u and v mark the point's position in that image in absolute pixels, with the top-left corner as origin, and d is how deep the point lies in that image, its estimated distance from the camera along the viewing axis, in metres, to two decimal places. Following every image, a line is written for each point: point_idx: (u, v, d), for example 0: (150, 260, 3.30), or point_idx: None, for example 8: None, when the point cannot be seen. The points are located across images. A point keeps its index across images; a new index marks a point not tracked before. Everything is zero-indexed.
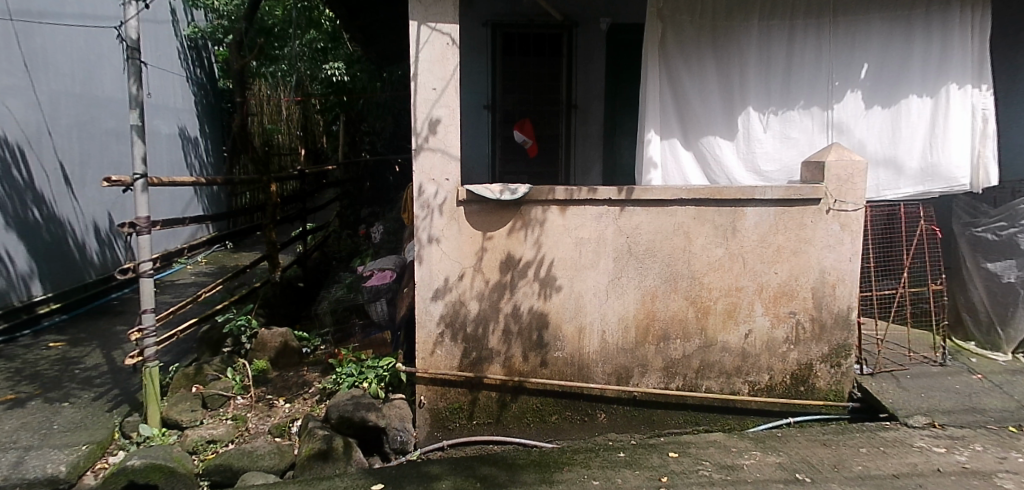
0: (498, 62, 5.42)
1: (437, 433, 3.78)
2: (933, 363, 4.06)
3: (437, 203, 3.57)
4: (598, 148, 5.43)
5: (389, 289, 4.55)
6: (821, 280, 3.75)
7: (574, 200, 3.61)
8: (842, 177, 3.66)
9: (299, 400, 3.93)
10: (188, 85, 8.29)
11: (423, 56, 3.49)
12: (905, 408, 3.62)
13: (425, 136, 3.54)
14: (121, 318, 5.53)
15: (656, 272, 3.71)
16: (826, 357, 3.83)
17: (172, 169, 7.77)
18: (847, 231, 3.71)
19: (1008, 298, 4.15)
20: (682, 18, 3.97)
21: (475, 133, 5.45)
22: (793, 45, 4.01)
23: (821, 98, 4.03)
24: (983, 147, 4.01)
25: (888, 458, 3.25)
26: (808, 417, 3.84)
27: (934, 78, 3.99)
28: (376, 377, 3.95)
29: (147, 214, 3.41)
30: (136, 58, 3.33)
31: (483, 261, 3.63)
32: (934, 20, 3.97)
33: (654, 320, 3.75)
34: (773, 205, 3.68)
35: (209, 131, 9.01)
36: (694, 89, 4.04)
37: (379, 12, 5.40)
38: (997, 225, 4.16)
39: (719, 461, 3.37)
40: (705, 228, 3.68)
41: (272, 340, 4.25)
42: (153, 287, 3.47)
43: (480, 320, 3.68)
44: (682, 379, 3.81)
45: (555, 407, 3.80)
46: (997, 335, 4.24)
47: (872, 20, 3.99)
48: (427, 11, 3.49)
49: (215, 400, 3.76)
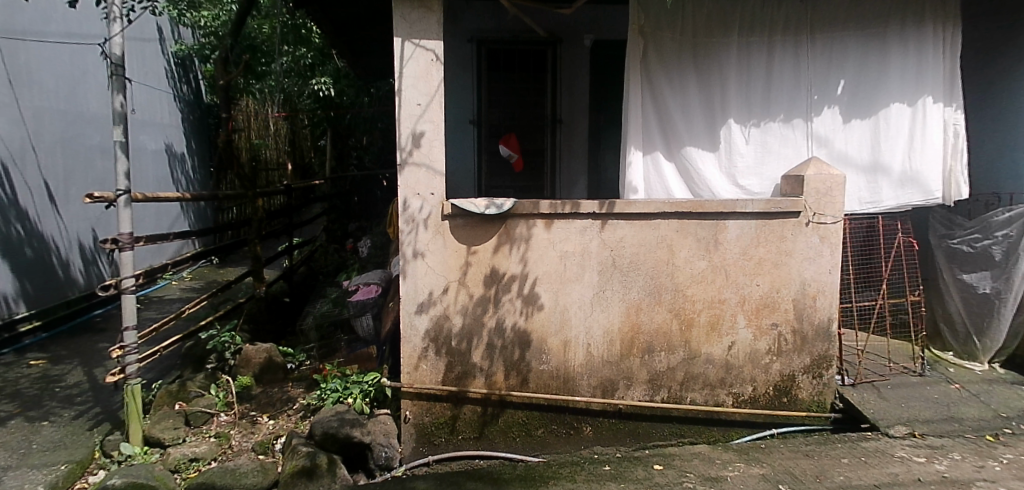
0: (484, 78, 5.45)
1: (422, 448, 3.77)
2: (913, 374, 4.12)
3: (422, 217, 3.59)
4: (583, 163, 5.54)
5: (375, 303, 4.52)
6: (802, 292, 3.80)
7: (560, 214, 3.64)
8: (820, 191, 3.72)
9: (282, 417, 3.93)
10: (175, 102, 8.29)
11: (406, 72, 3.54)
12: (885, 418, 3.68)
13: (408, 151, 3.57)
14: (103, 335, 5.47)
15: (640, 285, 3.74)
16: (808, 369, 3.87)
17: (157, 185, 7.73)
18: (826, 243, 3.77)
19: (985, 310, 4.21)
20: (663, 35, 4.02)
21: (461, 148, 5.49)
22: (771, 61, 4.09)
23: (800, 112, 4.11)
24: (954, 163, 4.12)
25: (869, 468, 3.29)
26: (791, 428, 3.87)
27: (909, 92, 4.08)
28: (361, 392, 3.93)
29: (130, 230, 3.40)
30: (120, 74, 3.34)
31: (468, 275, 3.65)
32: (909, 35, 4.06)
33: (639, 333, 3.78)
34: (754, 218, 3.73)
35: (196, 148, 8.97)
36: (676, 105, 4.08)
37: (366, 28, 5.45)
38: (971, 237, 4.22)
39: (703, 473, 3.39)
40: (688, 240, 3.73)
41: (256, 356, 4.24)
42: (136, 304, 3.46)
43: (464, 334, 3.69)
44: (666, 391, 3.84)
45: (541, 421, 3.80)
46: (974, 345, 4.31)
47: (849, 36, 4.08)
48: (411, 28, 3.52)
49: (198, 417, 3.72)
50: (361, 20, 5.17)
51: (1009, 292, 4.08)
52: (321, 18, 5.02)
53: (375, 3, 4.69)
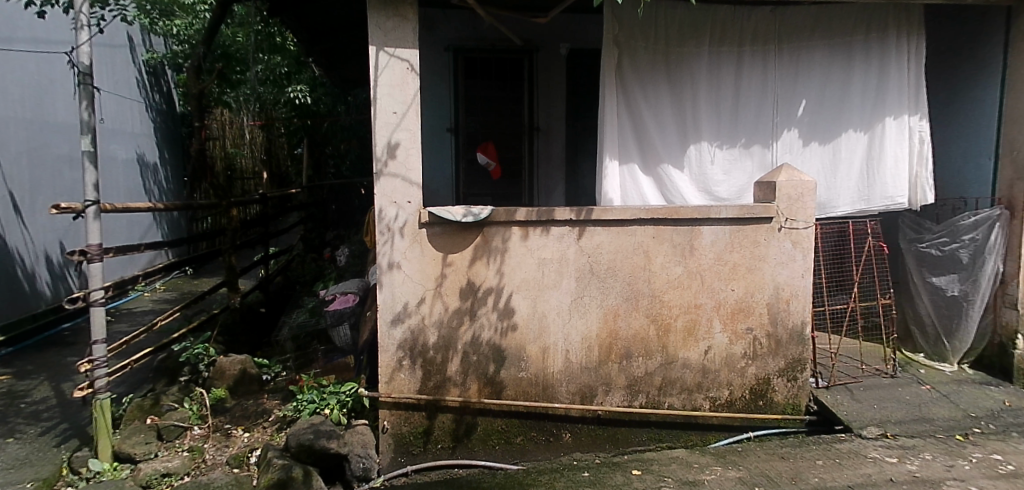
0: (460, 86, 5.42)
1: (400, 458, 3.73)
2: (884, 375, 4.21)
3: (398, 226, 3.57)
4: (561, 170, 5.59)
5: (352, 312, 4.50)
6: (776, 296, 3.86)
7: (537, 222, 3.65)
8: (792, 197, 3.78)
9: (257, 429, 3.86)
10: (147, 111, 8.16)
11: (381, 80, 3.52)
12: (859, 419, 3.75)
13: (384, 161, 3.55)
14: (71, 349, 5.34)
15: (617, 290, 3.76)
16: (783, 372, 3.92)
17: (129, 195, 7.59)
18: (798, 248, 3.84)
19: (953, 312, 4.29)
20: (637, 44, 4.04)
21: (438, 156, 5.47)
22: (740, 71, 4.17)
23: (767, 121, 4.20)
24: (919, 170, 4.19)
25: (843, 469, 3.34)
26: (768, 431, 3.91)
27: (873, 101, 4.18)
28: (338, 402, 3.87)
29: (99, 241, 3.34)
30: (88, 83, 3.28)
31: (445, 285, 3.63)
32: (873, 47, 4.16)
33: (616, 339, 3.80)
34: (728, 224, 3.79)
35: (168, 158, 8.83)
36: (650, 113, 4.10)
37: (342, 37, 5.43)
38: (940, 241, 4.29)
39: (682, 477, 3.41)
40: (664, 246, 3.76)
41: (230, 368, 4.17)
42: (105, 317, 3.38)
43: (442, 343, 3.67)
44: (645, 396, 3.85)
45: (519, 428, 3.80)
46: (944, 346, 4.41)
47: (815, 48, 4.17)
48: (386, 37, 3.51)
49: (171, 432, 3.63)
50: (338, 28, 5.16)
51: (976, 294, 4.18)
52: (296, 26, 4.99)
53: (350, 10, 4.66)
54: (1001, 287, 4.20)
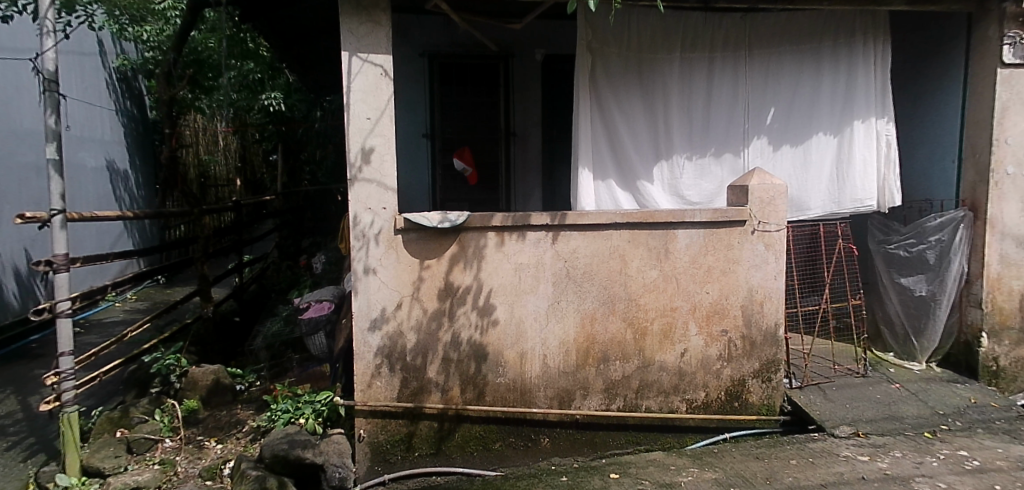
0: (436, 92, 5.41)
1: (377, 467, 3.69)
2: (856, 375, 4.28)
3: (373, 233, 3.54)
4: (537, 176, 5.62)
5: (327, 321, 4.44)
6: (749, 298, 3.91)
7: (515, 226, 3.65)
8: (765, 200, 3.83)
9: (231, 440, 3.80)
10: (117, 118, 8.01)
11: (354, 86, 3.51)
12: (831, 419, 3.81)
13: (358, 167, 3.53)
14: (38, 362, 5.20)
15: (594, 294, 3.78)
16: (757, 373, 3.97)
17: (99, 203, 7.44)
18: (771, 250, 3.89)
19: (921, 312, 4.39)
20: (609, 51, 4.08)
21: (414, 162, 5.44)
22: (711, 78, 4.23)
23: (738, 126, 4.27)
24: (887, 172, 4.28)
25: (816, 468, 3.39)
26: (743, 432, 3.95)
27: (841, 107, 4.26)
28: (313, 412, 3.82)
29: (66, 251, 3.26)
30: (53, 90, 3.22)
31: (422, 290, 3.62)
32: (841, 53, 4.25)
33: (594, 342, 3.81)
34: (702, 227, 3.83)
35: (140, 165, 8.68)
36: (623, 119, 4.14)
37: (316, 42, 5.39)
38: (907, 242, 4.38)
39: (659, 479, 3.43)
40: (640, 250, 3.79)
41: (203, 379, 4.11)
42: (72, 328, 3.30)
43: (420, 349, 3.66)
44: (622, 399, 3.87)
45: (498, 434, 3.79)
46: (912, 346, 4.51)
47: (784, 55, 4.25)
48: (359, 42, 3.50)
49: (141, 444, 3.58)
50: (311, 34, 5.12)
51: (943, 294, 4.27)
52: (268, 31, 4.95)
53: (323, 16, 4.63)
54: (966, 286, 4.30)
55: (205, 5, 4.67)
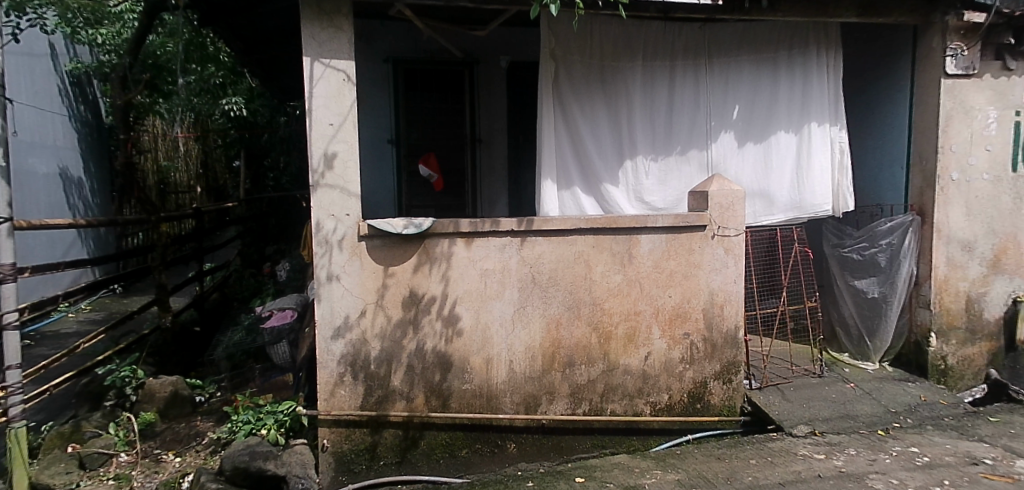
0: (401, 98, 5.39)
1: (341, 477, 3.64)
2: (813, 375, 4.40)
3: (336, 239, 3.51)
4: (503, 181, 5.64)
5: (291, 329, 4.37)
6: (710, 301, 3.99)
7: (479, 232, 3.66)
8: (724, 205, 3.91)
9: (190, 453, 3.72)
10: (70, 123, 7.76)
11: (316, 92, 3.48)
12: (789, 419, 3.91)
13: (321, 172, 3.50)
14: None
15: (560, 300, 3.81)
16: (718, 375, 4.05)
17: (50, 211, 7.20)
18: (730, 254, 3.97)
19: (874, 313, 4.53)
20: (573, 58, 4.13)
21: (379, 168, 5.39)
22: (672, 85, 4.32)
23: (700, 132, 4.36)
24: (841, 178, 4.41)
25: (775, 467, 3.47)
26: (705, 433, 4.01)
27: (798, 113, 4.39)
28: (275, 422, 3.76)
29: (13, 260, 3.16)
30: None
31: (386, 298, 3.60)
32: (796, 61, 4.38)
33: (559, 347, 3.84)
34: (664, 232, 3.89)
35: (94, 171, 8.42)
36: (587, 125, 4.19)
37: (278, 47, 5.33)
38: (860, 246, 4.52)
39: (623, 482, 3.47)
40: (604, 255, 3.84)
41: (161, 390, 4.01)
42: (19, 341, 3.19)
43: (385, 356, 3.63)
44: (588, 403, 3.91)
45: (464, 441, 3.78)
46: (866, 346, 4.65)
47: (742, 63, 4.37)
48: (320, 48, 3.48)
49: (95, 459, 3.48)
50: (273, 38, 5.06)
51: (894, 296, 4.43)
52: (228, 35, 4.88)
53: (285, 20, 4.58)
54: (916, 288, 4.47)
55: (163, 8, 4.58)
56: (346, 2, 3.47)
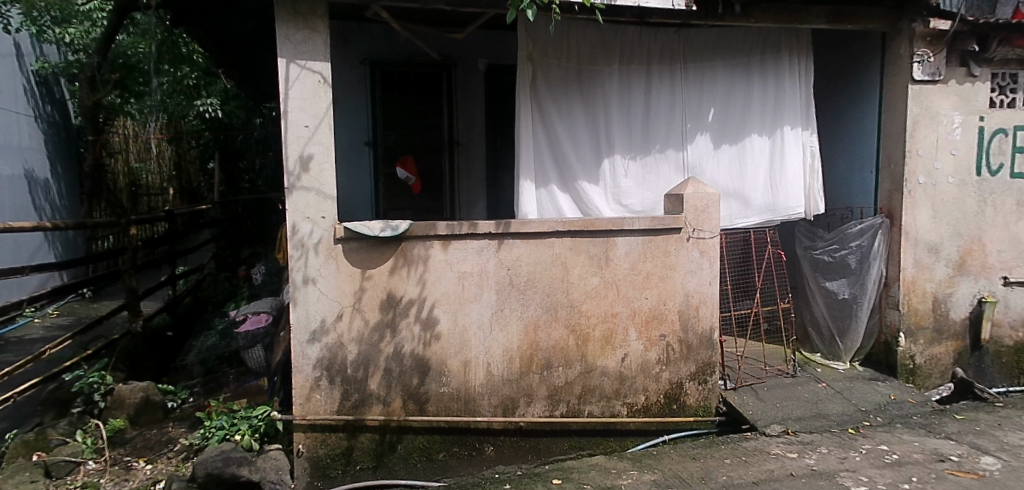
0: (379, 100, 5.36)
1: (317, 482, 3.61)
2: (786, 375, 4.48)
3: (312, 243, 3.48)
4: (481, 184, 5.64)
5: (265, 333, 4.40)
6: (685, 303, 4.03)
7: (456, 235, 3.66)
8: (699, 208, 3.96)
9: (162, 460, 3.66)
10: (36, 123, 7.57)
11: (292, 93, 3.45)
12: (763, 418, 3.96)
13: (297, 175, 3.47)
14: None
15: (537, 302, 3.82)
16: (694, 376, 4.09)
17: (15, 214, 7.02)
18: (705, 256, 4.02)
19: (845, 314, 4.63)
20: (550, 61, 4.16)
21: (356, 170, 5.36)
22: (649, 88, 4.36)
23: (676, 135, 4.41)
24: (812, 182, 4.50)
25: (749, 466, 3.52)
26: (681, 433, 4.05)
27: (771, 117, 4.46)
28: (249, 428, 3.69)
29: None
30: None
31: (363, 301, 3.57)
32: (769, 65, 4.45)
33: (537, 349, 3.85)
34: (640, 235, 3.93)
35: (63, 173, 8.22)
36: (564, 128, 4.22)
37: (253, 48, 5.27)
38: (831, 248, 4.61)
39: (599, 483, 3.49)
40: (581, 257, 3.86)
41: (131, 396, 3.92)
42: None
43: (361, 360, 3.61)
44: (565, 405, 3.92)
45: (441, 444, 3.76)
46: (838, 346, 4.74)
47: (716, 67, 4.43)
48: (296, 49, 3.45)
49: (61, 468, 3.43)
50: (248, 39, 5.01)
51: (864, 297, 4.52)
52: (202, 35, 4.81)
53: (260, 21, 4.53)
54: (885, 289, 4.58)
55: (133, 7, 4.50)
56: (322, 3, 3.45)
